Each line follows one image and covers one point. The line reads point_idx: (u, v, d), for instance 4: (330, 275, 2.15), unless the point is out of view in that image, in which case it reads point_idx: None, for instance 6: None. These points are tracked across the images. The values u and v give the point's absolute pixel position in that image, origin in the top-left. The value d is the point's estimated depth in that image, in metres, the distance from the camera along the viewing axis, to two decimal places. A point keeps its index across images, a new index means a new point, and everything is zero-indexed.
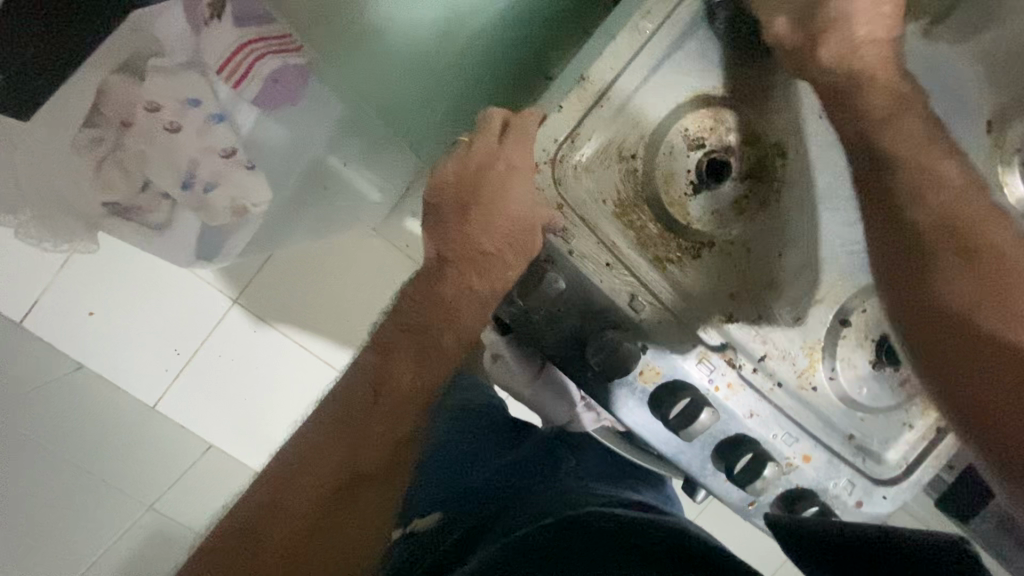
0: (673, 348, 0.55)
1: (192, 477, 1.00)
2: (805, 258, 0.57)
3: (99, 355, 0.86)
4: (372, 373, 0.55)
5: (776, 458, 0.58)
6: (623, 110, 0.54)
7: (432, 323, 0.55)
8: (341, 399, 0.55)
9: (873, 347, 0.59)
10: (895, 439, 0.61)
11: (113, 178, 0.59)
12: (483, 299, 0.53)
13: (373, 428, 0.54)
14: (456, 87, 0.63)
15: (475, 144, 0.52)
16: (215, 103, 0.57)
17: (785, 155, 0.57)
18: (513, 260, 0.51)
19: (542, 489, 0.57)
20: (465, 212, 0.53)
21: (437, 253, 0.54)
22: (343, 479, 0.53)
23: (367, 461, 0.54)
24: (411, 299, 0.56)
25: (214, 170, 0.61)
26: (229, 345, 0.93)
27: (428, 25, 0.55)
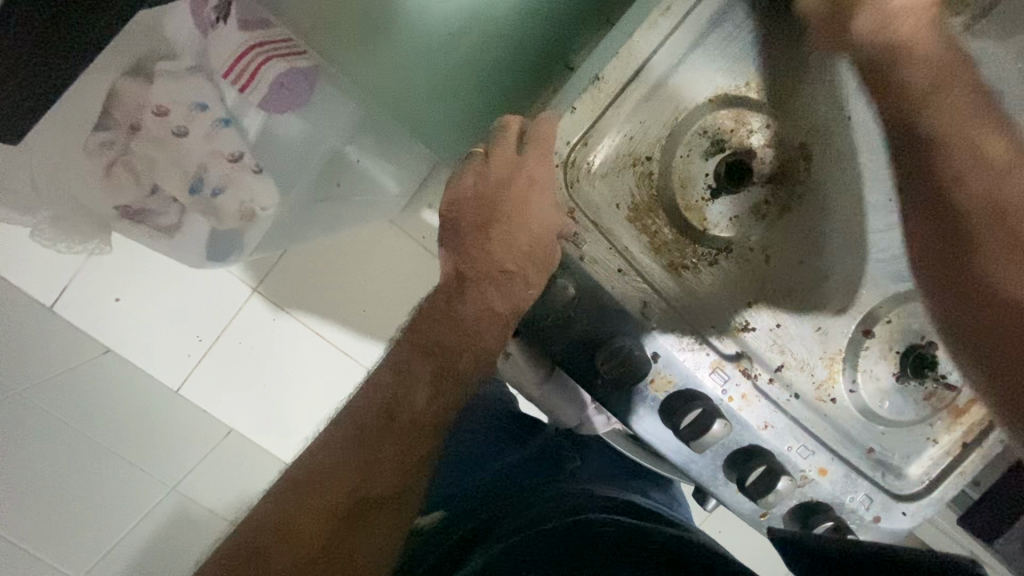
0: (686, 357, 0.53)
1: (214, 458, 1.01)
2: (829, 264, 0.56)
3: (125, 338, 0.88)
4: (386, 395, 0.55)
5: (790, 471, 0.56)
6: (640, 110, 0.52)
7: (449, 343, 0.55)
8: (354, 422, 0.55)
9: (899, 359, 0.57)
10: (918, 453, 0.59)
11: (121, 183, 0.56)
12: (505, 320, 0.53)
13: (386, 448, 0.54)
14: (472, 82, 0.62)
15: (493, 158, 0.52)
16: (223, 107, 0.56)
17: (808, 159, 0.54)
18: (534, 277, 0.51)
19: (544, 492, 0.57)
20: (485, 230, 0.53)
21: (455, 270, 0.55)
22: (350, 506, 0.53)
23: (380, 486, 0.54)
24: (428, 317, 0.56)
25: (222, 174, 0.60)
26: (252, 335, 0.94)
27: (439, 23, 0.53)
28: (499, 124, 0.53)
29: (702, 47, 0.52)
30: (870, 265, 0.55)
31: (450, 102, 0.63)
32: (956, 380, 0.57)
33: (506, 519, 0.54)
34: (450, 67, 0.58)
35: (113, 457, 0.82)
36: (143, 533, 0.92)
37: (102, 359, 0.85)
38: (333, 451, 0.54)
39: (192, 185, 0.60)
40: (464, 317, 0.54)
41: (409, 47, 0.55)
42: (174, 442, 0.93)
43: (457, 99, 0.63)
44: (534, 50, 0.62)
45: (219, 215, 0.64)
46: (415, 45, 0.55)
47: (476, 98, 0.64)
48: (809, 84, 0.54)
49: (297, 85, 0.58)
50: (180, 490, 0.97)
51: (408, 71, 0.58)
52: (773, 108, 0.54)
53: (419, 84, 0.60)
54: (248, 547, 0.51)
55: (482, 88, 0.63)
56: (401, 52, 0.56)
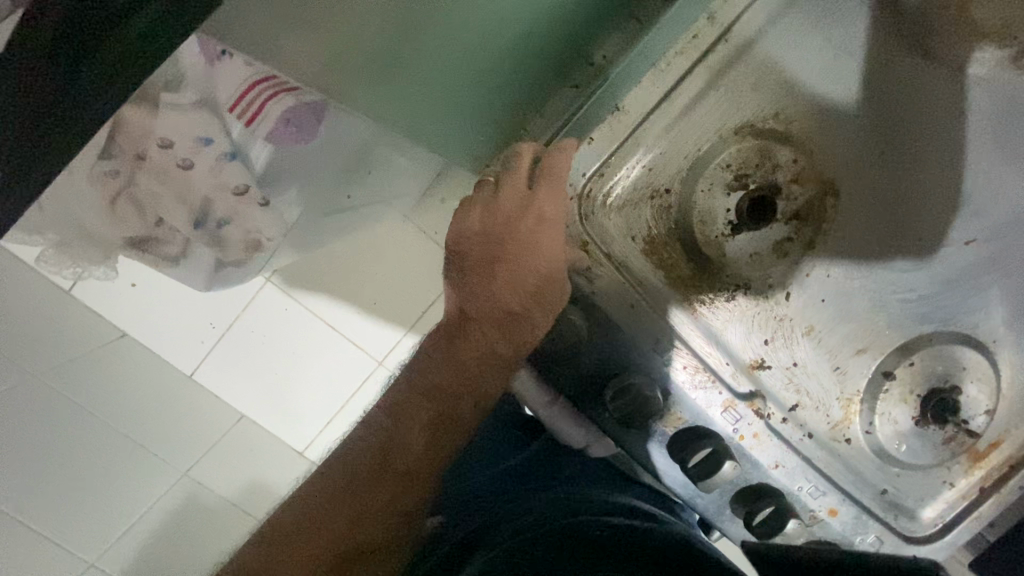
0: (698, 394, 0.52)
1: (225, 443, 1.01)
2: (845, 304, 0.53)
3: (143, 325, 0.82)
4: (380, 437, 0.50)
5: (798, 511, 0.54)
6: (663, 139, 0.51)
7: (452, 386, 0.49)
8: (351, 461, 0.50)
9: (919, 404, 0.54)
10: (933, 496, 0.56)
11: (128, 215, 0.49)
12: (507, 360, 0.49)
13: (380, 497, 0.49)
14: (492, 83, 0.53)
15: (501, 193, 0.48)
16: (229, 142, 0.48)
17: (837, 196, 0.52)
18: (541, 319, 0.48)
19: (537, 495, 0.57)
20: (489, 268, 0.48)
21: (459, 308, 0.50)
22: (338, 556, 0.48)
23: (367, 535, 0.49)
24: (429, 355, 0.51)
25: (228, 207, 0.53)
26: (262, 323, 0.90)
27: (462, 44, 0.47)
28: (513, 153, 0.50)
29: (721, 83, 0.51)
30: (893, 306, 0.53)
31: (469, 104, 0.54)
32: (979, 426, 0.54)
33: (507, 517, 0.54)
34: (476, 70, 0.51)
35: (137, 446, 0.85)
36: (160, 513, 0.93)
37: (115, 345, 0.80)
38: (333, 489, 0.49)
39: (198, 218, 0.52)
40: (464, 360, 0.49)
41: (442, 46, 0.46)
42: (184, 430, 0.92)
43: (472, 104, 0.54)
44: (557, 49, 0.54)
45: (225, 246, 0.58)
46: (450, 42, 0.46)
47: (496, 99, 0.56)
48: (843, 114, 0.51)
49: (306, 119, 0.49)
50: (192, 476, 0.96)
51: (429, 79, 0.49)
52: (805, 143, 0.52)
53: (438, 92, 0.51)
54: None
55: (502, 91, 0.55)
56: (431, 55, 0.46)
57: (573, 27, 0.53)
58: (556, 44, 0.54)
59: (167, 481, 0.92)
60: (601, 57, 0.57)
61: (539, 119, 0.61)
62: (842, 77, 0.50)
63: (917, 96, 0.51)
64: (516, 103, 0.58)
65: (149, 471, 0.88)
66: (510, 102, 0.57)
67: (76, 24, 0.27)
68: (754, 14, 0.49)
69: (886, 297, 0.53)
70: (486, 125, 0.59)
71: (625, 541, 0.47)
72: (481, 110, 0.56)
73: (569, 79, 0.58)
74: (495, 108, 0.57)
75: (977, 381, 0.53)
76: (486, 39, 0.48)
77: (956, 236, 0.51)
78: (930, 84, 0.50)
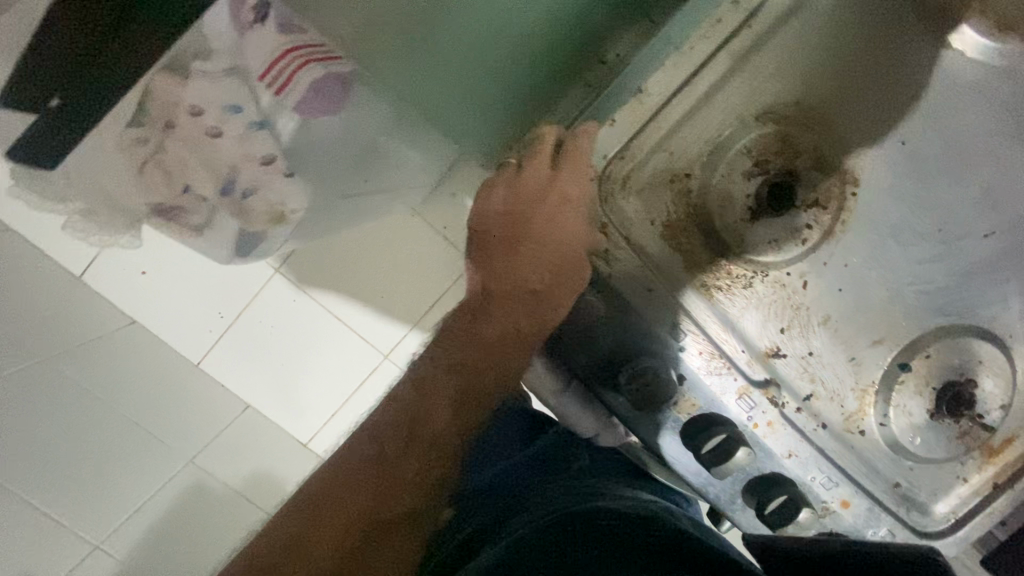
0: (713, 379, 0.52)
1: (229, 434, 0.98)
2: (862, 293, 0.53)
3: (151, 313, 0.83)
4: (402, 413, 0.50)
5: (811, 501, 0.54)
6: (683, 124, 0.51)
7: (475, 363, 0.49)
8: (375, 434, 0.50)
9: (934, 397, 0.54)
10: (945, 490, 0.55)
11: (155, 182, 0.48)
12: (528, 340, 0.49)
13: (407, 467, 0.48)
14: (507, 78, 0.51)
15: (524, 173, 0.48)
16: (257, 110, 0.47)
17: (856, 185, 0.52)
18: (563, 299, 0.48)
19: (545, 491, 0.55)
20: (513, 248, 0.48)
21: (482, 287, 0.49)
22: (365, 524, 0.47)
23: (392, 509, 0.48)
24: (451, 335, 0.50)
25: (254, 178, 0.50)
26: (270, 314, 0.89)
27: (477, 22, 0.45)
28: (535, 136, 0.49)
29: (743, 71, 0.51)
30: (910, 297, 0.53)
31: (481, 97, 0.52)
32: (995, 421, 0.54)
33: (513, 516, 0.53)
34: (492, 56, 0.48)
35: (148, 436, 0.84)
36: (164, 499, 0.89)
37: (123, 333, 0.81)
38: (355, 462, 0.49)
39: (223, 188, 0.50)
40: (486, 337, 0.49)
41: (462, 19, 0.44)
42: (194, 415, 0.91)
43: (488, 95, 0.52)
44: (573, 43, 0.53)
45: (250, 219, 0.53)
46: (475, 19, 0.45)
47: (511, 96, 0.53)
48: (865, 104, 0.52)
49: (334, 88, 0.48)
50: (198, 462, 0.94)
51: (444, 61, 0.47)
52: (825, 130, 0.53)
53: (454, 77, 0.48)
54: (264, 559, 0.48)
55: (514, 84, 0.52)
56: (445, 31, 0.45)
57: (595, 19, 0.52)
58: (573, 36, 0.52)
59: (172, 470, 0.90)
60: (613, 55, 0.56)
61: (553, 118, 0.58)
62: (858, 68, 0.51)
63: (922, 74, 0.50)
64: (530, 102, 0.56)
65: (152, 456, 0.85)
66: (520, 100, 0.55)
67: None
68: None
69: (902, 288, 0.53)
70: (498, 120, 0.56)
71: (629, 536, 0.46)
72: (494, 105, 0.54)
73: (580, 79, 0.57)
74: (513, 103, 0.55)
75: (994, 376, 0.53)
76: (506, 25, 0.46)
77: (974, 227, 0.51)
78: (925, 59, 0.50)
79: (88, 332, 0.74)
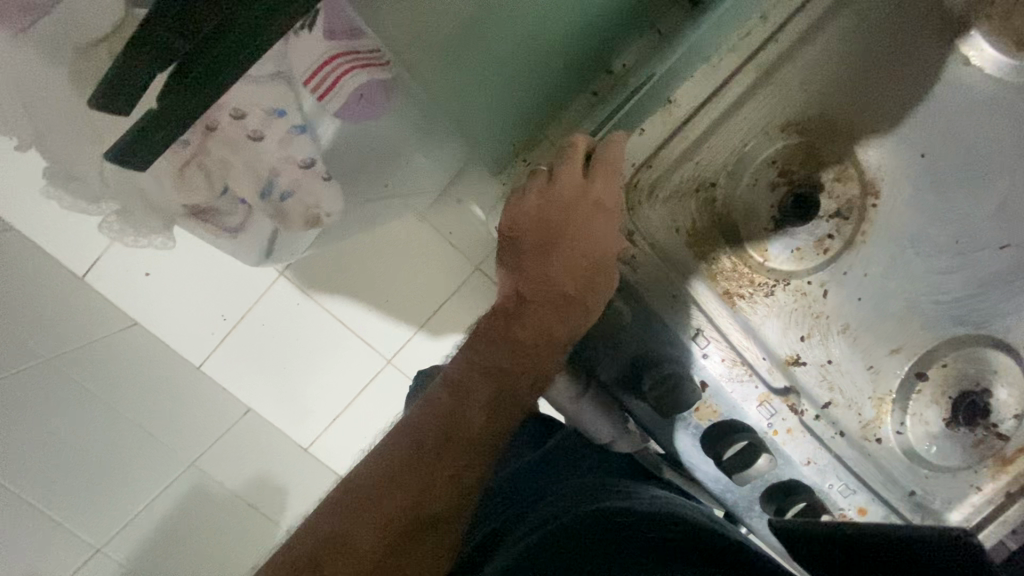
0: (735, 386, 0.52)
1: (229, 439, 0.94)
2: (881, 302, 0.54)
3: (154, 314, 0.81)
4: (438, 412, 0.50)
5: (829, 508, 0.54)
6: (707, 136, 0.53)
7: (508, 365, 0.50)
8: (407, 434, 0.49)
9: (950, 405, 0.55)
10: (959, 499, 0.56)
11: (192, 185, 0.48)
12: (562, 342, 0.50)
13: (444, 470, 0.48)
14: (530, 82, 0.52)
15: (559, 180, 0.48)
16: (300, 114, 0.48)
17: (877, 197, 0.53)
18: (594, 303, 0.49)
19: (557, 491, 0.56)
20: (544, 252, 0.49)
21: (516, 291, 0.50)
22: (404, 523, 0.47)
23: (430, 508, 0.48)
24: (486, 337, 0.51)
25: (291, 181, 0.51)
26: (274, 315, 0.87)
27: (513, 35, 0.46)
28: (566, 144, 0.49)
29: (768, 83, 0.53)
30: (928, 308, 0.54)
31: (501, 110, 0.53)
32: (1008, 430, 0.54)
33: (529, 514, 0.55)
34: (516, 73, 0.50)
35: (149, 435, 0.81)
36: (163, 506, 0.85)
37: (124, 334, 0.79)
38: (390, 462, 0.48)
39: (261, 191, 0.50)
40: (521, 339, 0.50)
41: (502, 30, 0.45)
42: (193, 418, 0.87)
43: (512, 98, 0.53)
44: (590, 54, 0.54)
45: (284, 222, 0.54)
46: (502, 36, 0.46)
47: (530, 99, 0.54)
48: (888, 116, 0.53)
49: (375, 95, 0.48)
50: (198, 467, 0.89)
51: (480, 69, 0.48)
52: (847, 142, 0.54)
53: (482, 82, 0.49)
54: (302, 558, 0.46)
55: (533, 95, 0.54)
56: (485, 43, 0.46)
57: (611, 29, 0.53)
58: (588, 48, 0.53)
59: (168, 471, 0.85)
60: (621, 65, 0.57)
61: (559, 124, 0.59)
62: (882, 80, 0.52)
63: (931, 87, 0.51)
64: (542, 108, 0.56)
65: (158, 457, 0.83)
66: (533, 109, 0.56)
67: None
68: (808, 12, 0.51)
69: (920, 299, 0.54)
70: (512, 125, 0.56)
71: (640, 531, 0.48)
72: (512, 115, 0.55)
73: (589, 87, 0.58)
74: (529, 109, 0.56)
75: (1009, 385, 0.54)
76: (529, 35, 0.47)
77: (991, 240, 0.52)
78: (937, 73, 0.51)
79: (89, 333, 0.73)
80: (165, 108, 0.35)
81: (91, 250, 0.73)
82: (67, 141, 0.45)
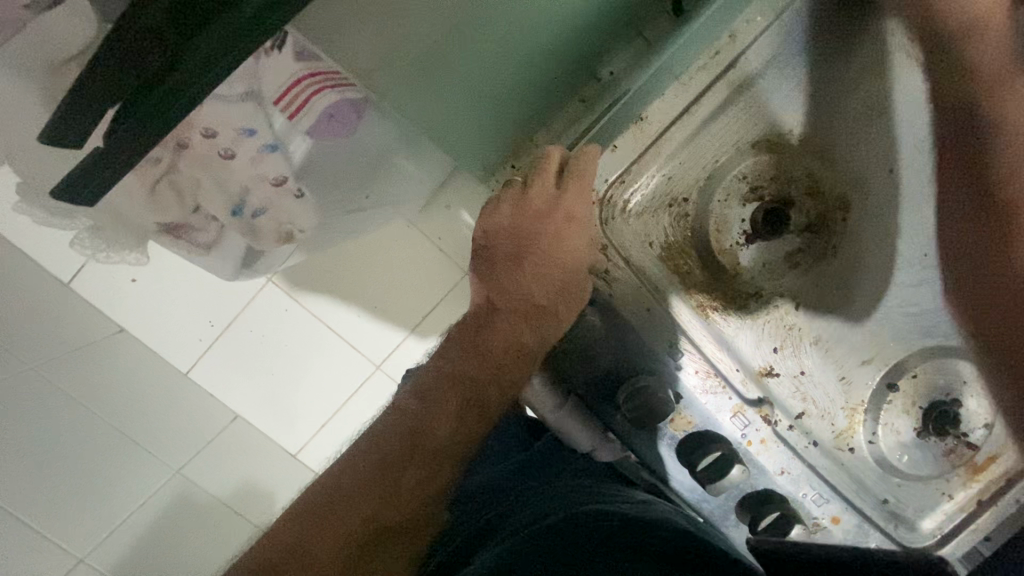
0: (709, 398, 0.53)
1: (213, 449, 0.92)
2: (849, 315, 0.55)
3: (139, 321, 0.80)
4: (406, 420, 0.51)
5: (803, 518, 0.55)
6: (679, 152, 0.53)
7: (475, 372, 0.51)
8: (376, 442, 0.50)
9: (921, 415, 0.56)
10: (931, 508, 0.56)
11: (166, 203, 0.49)
12: (533, 352, 0.50)
13: (407, 478, 0.50)
14: (515, 92, 0.52)
15: (532, 189, 0.49)
16: (272, 133, 0.48)
17: (846, 211, 0.56)
18: (565, 313, 0.49)
19: (542, 497, 0.57)
20: (518, 262, 0.50)
21: (487, 300, 0.52)
22: (368, 530, 0.49)
23: (394, 513, 0.49)
24: (458, 346, 0.52)
25: (265, 198, 0.51)
26: (260, 323, 0.87)
27: (494, 47, 0.47)
28: (540, 155, 0.50)
29: (739, 99, 0.53)
30: (899, 321, 0.55)
31: (481, 120, 0.53)
32: (978, 439, 0.55)
33: (518, 514, 0.56)
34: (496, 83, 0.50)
35: (131, 442, 0.79)
36: (148, 513, 0.85)
37: (106, 340, 0.76)
38: (355, 471, 0.50)
39: (235, 208, 0.51)
40: (490, 348, 0.51)
41: (483, 46, 0.46)
42: (176, 429, 0.85)
43: (496, 109, 0.53)
44: (572, 64, 0.54)
45: (259, 237, 0.54)
46: (479, 54, 0.47)
47: (516, 109, 0.55)
48: (858, 132, 0.54)
49: (349, 113, 0.49)
50: (185, 474, 0.88)
51: (457, 81, 0.48)
52: (816, 157, 0.56)
53: (465, 100, 0.50)
54: (263, 562, 0.48)
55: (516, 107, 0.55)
56: (467, 56, 0.46)
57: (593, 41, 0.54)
58: (570, 57, 0.53)
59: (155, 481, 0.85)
60: (608, 73, 0.57)
61: (545, 132, 0.60)
62: (852, 95, 0.54)
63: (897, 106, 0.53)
64: (528, 119, 0.57)
65: (143, 466, 0.82)
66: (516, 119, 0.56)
67: (168, 20, 0.31)
68: (774, 31, 0.51)
69: (891, 311, 0.55)
70: (495, 137, 0.57)
71: (620, 535, 0.47)
72: (494, 125, 0.55)
73: (575, 94, 0.58)
74: (513, 120, 0.56)
75: (978, 396, 0.54)
76: (511, 49, 0.48)
77: None
78: None
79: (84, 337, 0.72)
80: (116, 143, 0.35)
81: (74, 260, 0.70)
82: (40, 160, 0.45)
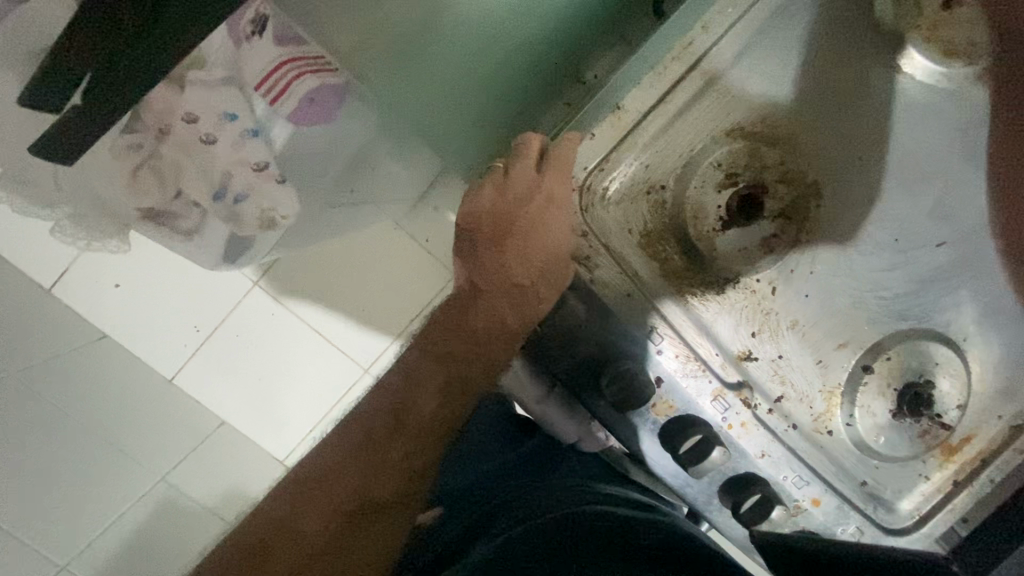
0: (687, 380, 0.54)
1: (206, 452, 0.91)
2: (825, 299, 0.56)
3: (126, 325, 0.80)
4: (391, 402, 0.53)
5: (785, 500, 0.56)
6: (656, 141, 0.55)
7: (458, 353, 0.53)
8: (361, 425, 0.53)
9: (896, 397, 0.57)
10: (908, 489, 0.58)
11: (146, 187, 0.49)
12: (513, 331, 0.52)
13: (394, 452, 0.52)
14: (492, 86, 0.54)
15: (514, 173, 0.51)
16: (252, 118, 0.48)
17: (819, 197, 0.56)
18: (546, 294, 0.51)
19: (531, 491, 0.58)
20: (501, 244, 0.52)
21: (469, 282, 0.53)
22: (353, 507, 0.52)
23: (380, 492, 0.52)
24: (441, 327, 0.53)
25: (246, 183, 0.51)
26: (247, 325, 0.86)
27: (468, 42, 0.48)
28: (520, 143, 0.52)
29: (713, 91, 0.55)
30: (872, 303, 0.56)
31: (464, 111, 0.55)
32: (953, 419, 0.56)
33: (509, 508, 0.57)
34: (473, 75, 0.52)
35: (119, 453, 0.78)
36: (129, 521, 0.83)
37: (96, 346, 0.76)
38: (337, 453, 0.53)
39: (216, 194, 0.51)
40: (474, 327, 0.52)
41: (454, 41, 0.47)
42: (158, 431, 0.84)
43: (475, 104, 0.55)
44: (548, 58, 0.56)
45: (239, 224, 0.54)
46: (451, 49, 0.48)
47: (494, 102, 0.57)
48: (829, 121, 0.56)
49: (327, 100, 0.49)
50: (170, 480, 0.87)
51: (432, 74, 0.49)
52: (790, 145, 0.57)
53: (444, 96, 0.52)
54: (252, 539, 0.53)
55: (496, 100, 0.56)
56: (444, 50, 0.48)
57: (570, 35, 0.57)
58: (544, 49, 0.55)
59: (144, 484, 0.83)
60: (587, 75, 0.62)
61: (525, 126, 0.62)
62: (821, 86, 0.55)
63: (866, 97, 0.55)
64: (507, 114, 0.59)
65: (126, 475, 0.80)
66: None
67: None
68: (747, 22, 0.54)
69: (864, 294, 0.56)
70: (472, 131, 0.58)
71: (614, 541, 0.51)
72: (473, 117, 0.56)
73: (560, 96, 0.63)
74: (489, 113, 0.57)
75: (950, 376, 0.56)
76: (487, 43, 0.49)
77: (932, 237, 0.55)
78: (874, 76, 0.55)
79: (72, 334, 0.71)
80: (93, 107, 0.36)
81: (61, 256, 0.71)
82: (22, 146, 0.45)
